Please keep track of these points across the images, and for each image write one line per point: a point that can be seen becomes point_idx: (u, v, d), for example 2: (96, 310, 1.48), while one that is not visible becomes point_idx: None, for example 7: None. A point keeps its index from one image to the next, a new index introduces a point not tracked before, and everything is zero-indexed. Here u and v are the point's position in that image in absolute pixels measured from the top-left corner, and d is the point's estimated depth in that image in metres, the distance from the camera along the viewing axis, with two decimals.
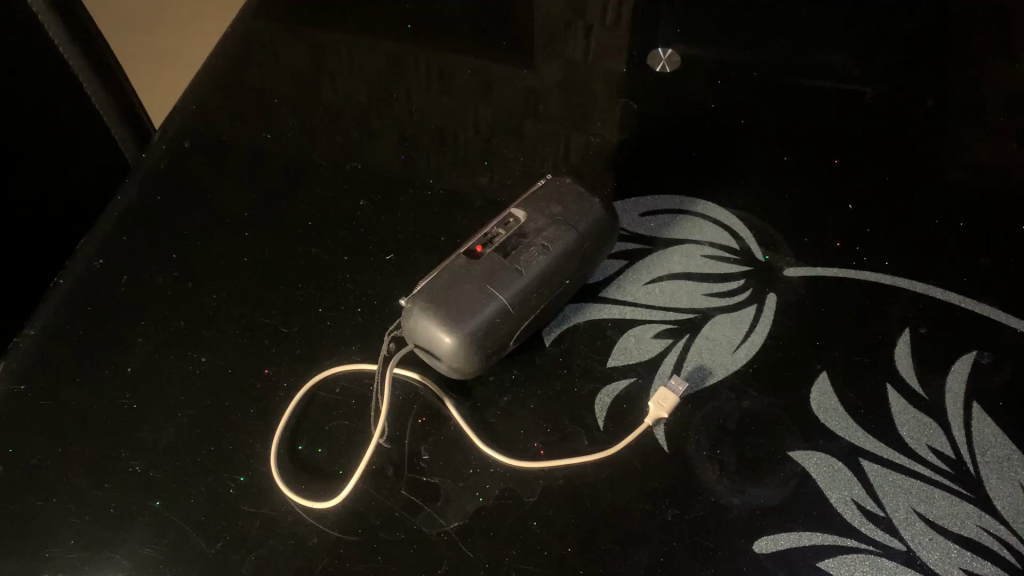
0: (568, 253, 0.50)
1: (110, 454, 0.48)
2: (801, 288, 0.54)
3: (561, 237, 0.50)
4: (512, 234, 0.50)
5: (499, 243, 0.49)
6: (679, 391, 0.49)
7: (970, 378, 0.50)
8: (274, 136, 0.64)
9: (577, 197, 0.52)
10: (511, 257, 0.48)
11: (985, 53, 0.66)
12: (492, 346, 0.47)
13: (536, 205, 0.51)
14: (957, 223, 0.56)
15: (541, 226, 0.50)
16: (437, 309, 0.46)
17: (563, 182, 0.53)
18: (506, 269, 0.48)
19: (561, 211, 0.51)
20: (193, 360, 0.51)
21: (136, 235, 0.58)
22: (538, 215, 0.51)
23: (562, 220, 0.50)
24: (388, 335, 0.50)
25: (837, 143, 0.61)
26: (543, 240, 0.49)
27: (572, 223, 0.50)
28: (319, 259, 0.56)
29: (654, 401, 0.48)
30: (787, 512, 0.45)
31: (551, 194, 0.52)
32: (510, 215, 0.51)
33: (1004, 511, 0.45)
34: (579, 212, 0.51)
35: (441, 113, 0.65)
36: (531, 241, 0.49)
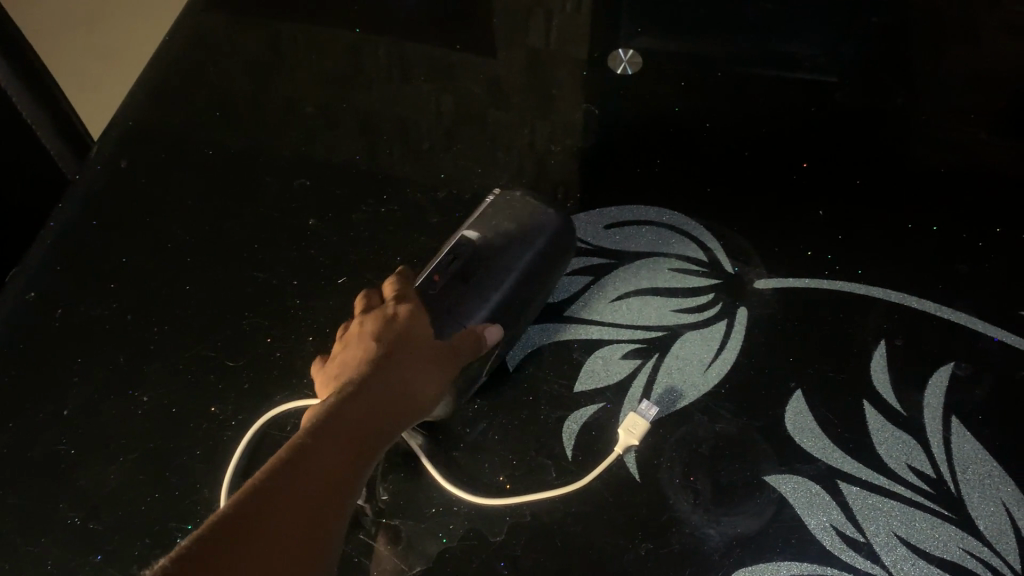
0: (531, 267, 0.47)
1: (46, 505, 0.45)
2: (772, 301, 0.52)
3: (517, 249, 0.47)
4: (469, 253, 0.47)
5: (460, 265, 0.46)
6: (650, 416, 0.47)
7: (948, 392, 0.48)
8: (218, 150, 0.60)
9: (531, 209, 0.49)
10: (472, 280, 0.46)
11: (960, 34, 0.63)
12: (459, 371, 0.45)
13: (490, 219, 0.49)
14: (931, 226, 0.54)
15: (498, 243, 0.47)
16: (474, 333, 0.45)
17: (516, 195, 0.51)
18: (471, 292, 0.46)
19: (517, 223, 0.48)
20: (134, 400, 0.49)
21: (71, 264, 0.54)
22: (492, 230, 0.48)
23: (520, 232, 0.48)
24: (456, 264, 0.46)
25: (807, 145, 0.58)
26: (506, 255, 0.47)
27: (530, 240, 0.48)
28: (269, 284, 0.53)
29: (624, 427, 0.46)
30: (764, 542, 0.44)
31: (504, 208, 0.49)
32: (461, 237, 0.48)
33: (986, 531, 0.44)
34: (534, 224, 0.48)
35: (393, 118, 0.61)
36: (494, 259, 0.47)
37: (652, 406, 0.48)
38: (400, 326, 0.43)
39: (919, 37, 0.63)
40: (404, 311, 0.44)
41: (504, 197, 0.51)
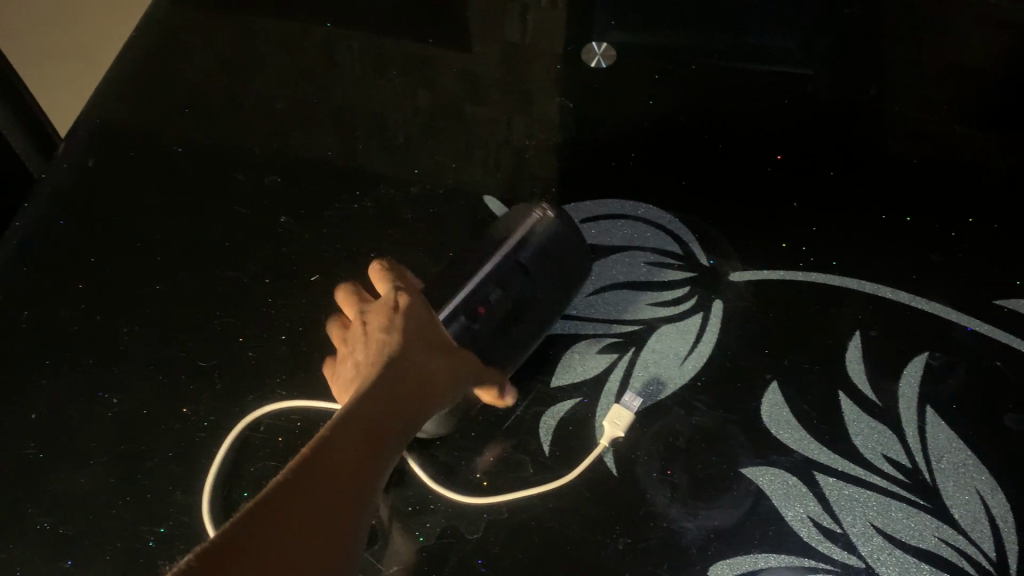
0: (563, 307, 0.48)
1: (15, 510, 0.44)
2: (747, 294, 0.52)
3: (564, 288, 0.47)
4: (522, 290, 0.45)
5: (511, 304, 0.45)
6: (633, 408, 0.47)
7: (922, 382, 0.48)
8: (188, 148, 0.59)
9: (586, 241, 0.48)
10: (510, 327, 0.45)
11: (931, 26, 0.63)
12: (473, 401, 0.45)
13: (551, 245, 0.46)
14: (904, 217, 0.54)
15: (555, 281, 0.46)
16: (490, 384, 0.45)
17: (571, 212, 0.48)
18: (516, 337, 0.45)
19: (576, 257, 0.47)
20: (104, 402, 0.48)
21: (38, 265, 0.53)
22: (552, 262, 0.46)
23: (575, 268, 0.47)
24: (497, 306, 0.44)
25: (782, 137, 0.58)
26: (556, 297, 0.46)
27: (566, 280, 0.47)
28: (241, 283, 0.52)
29: (610, 419, 0.47)
30: (741, 535, 0.44)
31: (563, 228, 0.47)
32: (517, 265, 0.45)
33: (961, 519, 0.44)
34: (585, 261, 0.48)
35: (366, 115, 0.60)
36: (545, 299, 0.46)
37: (635, 398, 0.48)
38: (421, 317, 0.40)
39: (891, 30, 0.63)
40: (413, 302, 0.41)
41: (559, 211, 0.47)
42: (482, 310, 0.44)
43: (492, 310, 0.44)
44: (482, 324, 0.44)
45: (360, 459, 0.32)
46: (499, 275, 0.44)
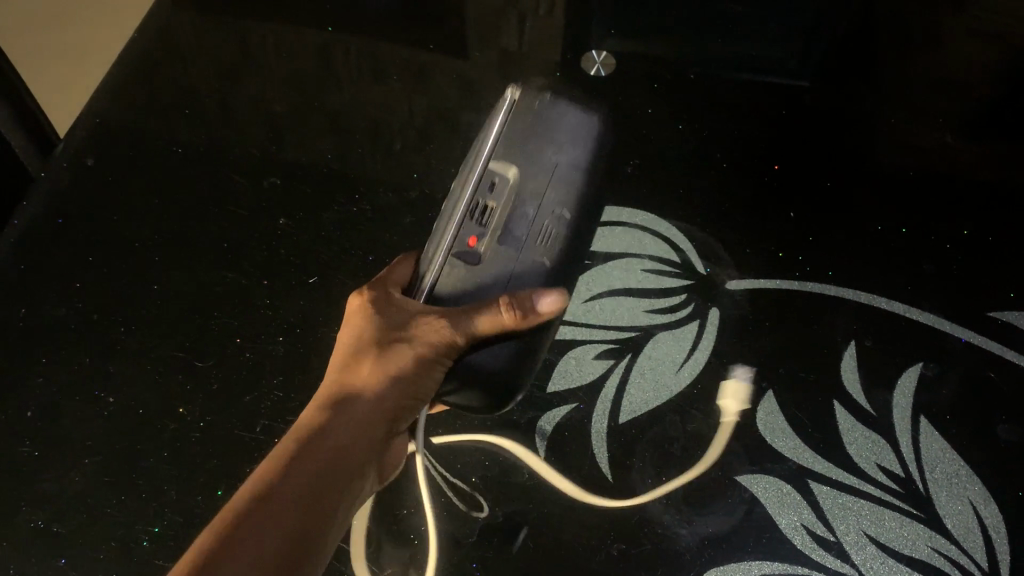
0: (585, 197, 0.49)
1: (10, 509, 0.45)
2: (744, 302, 0.52)
3: (558, 180, 0.48)
4: (516, 202, 0.47)
5: (514, 216, 0.47)
6: (749, 377, 0.49)
7: (916, 393, 0.49)
8: (185, 149, 0.59)
9: (571, 129, 0.49)
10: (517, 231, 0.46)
11: (935, 31, 0.63)
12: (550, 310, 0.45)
13: (521, 147, 0.48)
14: (900, 229, 0.55)
15: (543, 182, 0.47)
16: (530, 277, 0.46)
17: (543, 100, 0.49)
18: (538, 243, 0.47)
19: (562, 146, 0.48)
20: (100, 401, 0.48)
21: (34, 264, 0.53)
22: (528, 162, 0.47)
23: (564, 161, 0.48)
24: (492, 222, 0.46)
25: (780, 146, 0.58)
26: (558, 193, 0.48)
27: (571, 167, 0.48)
28: (238, 284, 0.52)
29: (727, 393, 0.48)
30: (736, 542, 0.44)
31: (528, 126, 0.48)
32: (492, 180, 0.47)
33: (953, 529, 0.45)
34: (576, 151, 0.48)
35: (365, 118, 0.60)
36: (549, 200, 0.47)
37: (745, 367, 0.49)
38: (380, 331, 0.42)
39: (894, 37, 0.63)
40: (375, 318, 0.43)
41: (520, 108, 0.49)
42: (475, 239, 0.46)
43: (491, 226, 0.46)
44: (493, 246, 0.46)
45: (295, 505, 0.35)
46: (481, 196, 0.47)
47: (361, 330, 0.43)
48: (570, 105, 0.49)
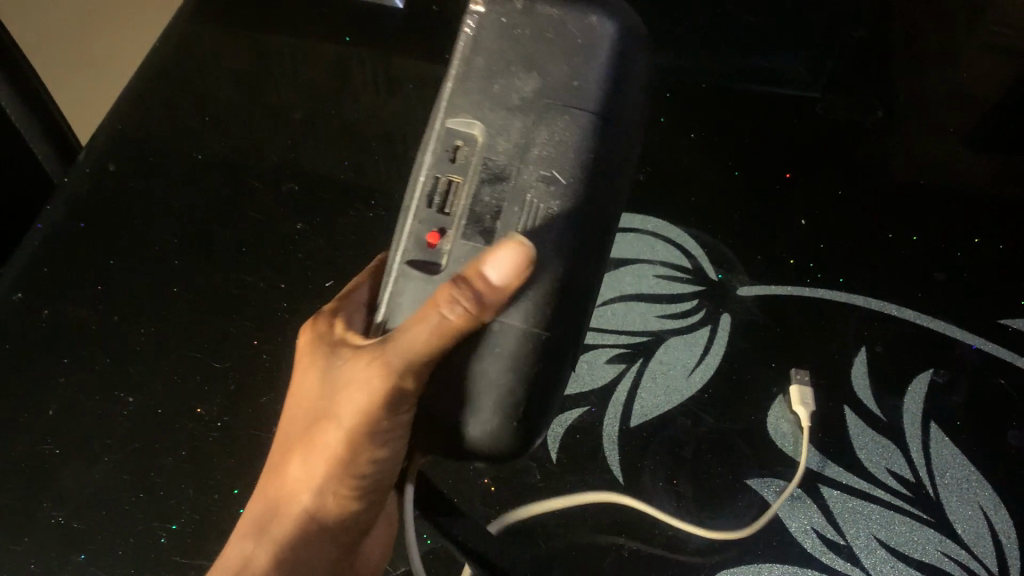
0: (582, 140, 0.38)
1: (31, 503, 0.46)
2: (755, 308, 0.52)
3: (542, 121, 0.39)
4: (487, 167, 0.39)
5: (485, 188, 0.39)
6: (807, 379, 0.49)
7: (926, 399, 0.49)
8: (204, 155, 0.60)
9: (549, 48, 0.39)
10: (496, 213, 0.39)
11: (953, 39, 0.63)
12: (544, 320, 0.37)
13: (485, 95, 0.40)
14: (911, 237, 0.55)
15: (515, 134, 0.39)
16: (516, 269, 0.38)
17: (512, 7, 0.40)
18: (519, 219, 0.38)
19: (538, 77, 0.39)
20: (119, 401, 0.49)
21: (55, 266, 0.55)
22: (495, 109, 0.39)
23: (541, 94, 0.39)
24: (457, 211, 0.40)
25: (792, 154, 0.59)
26: (541, 146, 0.39)
27: (561, 104, 0.39)
28: (255, 288, 0.53)
29: (802, 398, 0.48)
30: (746, 545, 0.45)
31: (491, 57, 0.40)
32: (453, 146, 0.40)
33: (964, 534, 0.45)
34: (557, 77, 0.39)
35: (383, 121, 0.60)
36: (528, 158, 0.39)
37: (801, 369, 0.50)
38: (317, 393, 0.40)
39: (912, 45, 0.63)
40: (316, 376, 0.41)
41: (483, 28, 0.40)
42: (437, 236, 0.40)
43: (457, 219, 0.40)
44: (462, 237, 0.39)
45: None
46: (446, 170, 0.40)
47: (307, 386, 0.41)
48: (543, 7, 0.40)
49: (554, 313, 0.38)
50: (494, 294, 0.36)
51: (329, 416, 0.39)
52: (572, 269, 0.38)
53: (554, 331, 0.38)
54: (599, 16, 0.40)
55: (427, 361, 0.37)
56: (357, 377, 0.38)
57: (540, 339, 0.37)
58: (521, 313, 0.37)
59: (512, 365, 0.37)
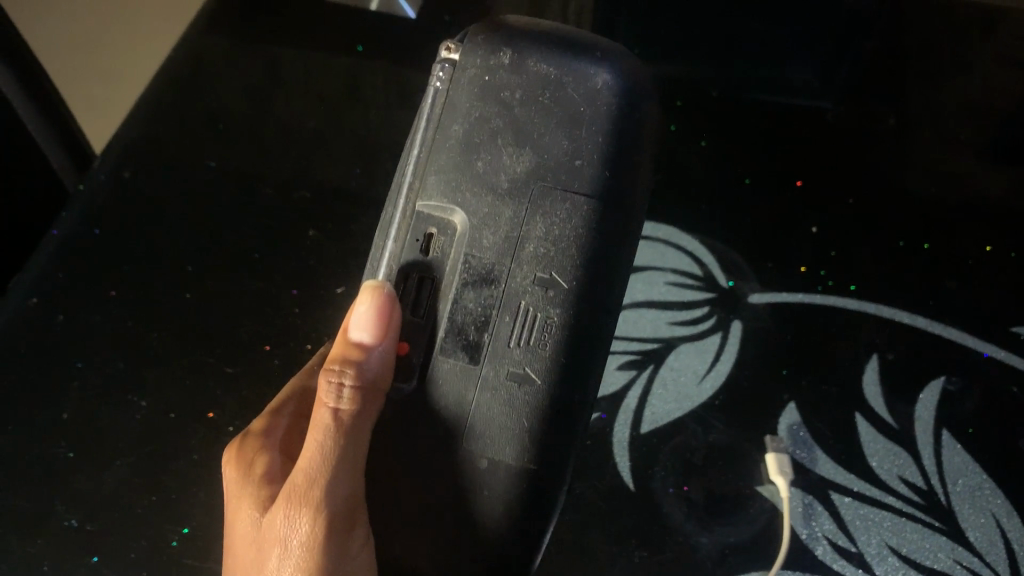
0: (582, 232, 0.37)
1: (45, 506, 0.47)
2: (766, 315, 0.52)
3: (538, 211, 0.37)
4: (471, 266, 0.37)
5: (468, 293, 0.37)
6: (781, 448, 0.48)
7: (938, 406, 0.49)
8: (217, 161, 0.60)
9: (543, 120, 0.38)
10: (478, 324, 0.37)
11: (964, 52, 0.63)
12: (534, 453, 0.37)
13: (467, 181, 0.38)
14: (922, 245, 0.55)
15: (505, 226, 0.37)
16: (500, 395, 0.37)
17: (498, 65, 0.38)
18: (510, 330, 0.37)
19: (530, 156, 0.38)
20: (132, 404, 0.50)
21: (69, 271, 0.55)
22: (480, 195, 0.38)
23: (534, 177, 0.37)
24: (428, 325, 0.38)
25: (803, 162, 0.58)
26: (535, 242, 0.37)
27: (557, 190, 0.37)
28: (266, 294, 0.54)
29: (777, 468, 0.46)
30: (758, 552, 0.46)
31: (471, 134, 0.38)
32: (426, 233, 0.38)
33: (975, 542, 0.46)
34: (553, 155, 0.38)
35: (395, 131, 0.61)
36: (520, 257, 0.37)
37: (777, 438, 0.48)
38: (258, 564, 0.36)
39: (923, 55, 0.63)
40: (252, 541, 0.37)
41: (460, 87, 0.39)
42: (407, 346, 0.38)
43: (431, 338, 0.38)
44: (442, 351, 0.37)
45: None
46: (418, 260, 0.38)
47: (243, 547, 0.37)
48: (536, 67, 0.38)
49: (548, 438, 0.37)
50: (368, 354, 0.36)
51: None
52: (569, 384, 0.38)
53: (547, 462, 0.37)
54: (600, 79, 0.38)
55: (346, 478, 0.35)
56: (280, 529, 0.35)
57: (531, 471, 0.37)
58: (513, 447, 0.37)
59: (504, 499, 0.37)
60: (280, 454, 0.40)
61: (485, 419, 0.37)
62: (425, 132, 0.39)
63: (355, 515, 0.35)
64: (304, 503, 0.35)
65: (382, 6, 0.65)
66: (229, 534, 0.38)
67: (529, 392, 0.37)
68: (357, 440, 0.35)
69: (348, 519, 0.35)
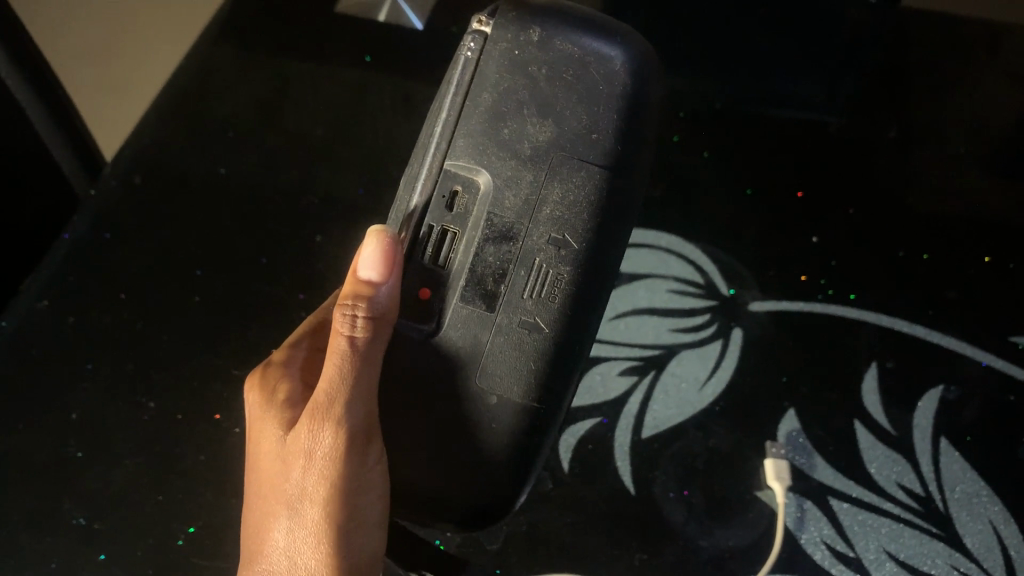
0: (597, 199, 0.38)
1: (55, 505, 0.48)
2: (767, 322, 0.53)
3: (558, 176, 0.38)
4: (492, 223, 0.38)
5: (488, 247, 0.38)
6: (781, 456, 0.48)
7: (937, 414, 0.50)
8: (227, 168, 0.61)
9: (567, 92, 0.38)
10: (496, 274, 0.38)
11: (966, 68, 0.64)
12: (538, 396, 0.38)
13: (493, 143, 0.38)
14: (922, 255, 0.55)
15: (526, 188, 0.38)
16: (511, 337, 0.38)
17: (527, 39, 0.38)
18: (525, 283, 0.38)
19: (553, 124, 0.38)
20: (139, 405, 0.51)
21: (79, 273, 0.56)
22: (504, 159, 0.38)
23: (555, 145, 0.38)
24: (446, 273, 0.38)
25: (805, 173, 0.59)
26: (552, 204, 0.38)
27: (577, 157, 0.38)
28: (274, 299, 0.55)
29: (775, 476, 0.47)
30: (758, 557, 0.47)
31: (500, 100, 0.38)
32: (452, 191, 0.38)
33: (973, 548, 0.47)
34: (575, 125, 0.38)
35: (403, 141, 0.62)
36: (538, 217, 0.38)
37: (778, 446, 0.49)
38: (279, 471, 0.37)
39: (926, 71, 0.63)
40: (275, 452, 0.38)
41: (490, 58, 0.38)
42: (427, 292, 0.38)
43: (449, 284, 0.38)
44: (460, 299, 0.38)
45: None
46: (440, 216, 0.38)
47: (266, 461, 0.38)
48: (561, 42, 0.38)
49: (552, 384, 0.39)
50: (376, 290, 0.36)
51: (293, 491, 0.37)
52: (574, 335, 0.39)
53: (548, 406, 0.39)
54: (619, 57, 0.39)
55: (363, 396, 0.35)
56: (302, 442, 0.36)
57: (534, 413, 0.38)
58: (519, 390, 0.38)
59: (508, 436, 0.38)
60: (299, 378, 0.40)
61: (496, 362, 0.38)
62: (453, 96, 0.38)
63: (372, 430, 0.36)
64: (324, 420, 0.35)
65: (391, 18, 0.66)
66: (253, 452, 0.39)
67: (538, 340, 0.38)
68: (370, 366, 0.36)
69: (366, 434, 0.36)
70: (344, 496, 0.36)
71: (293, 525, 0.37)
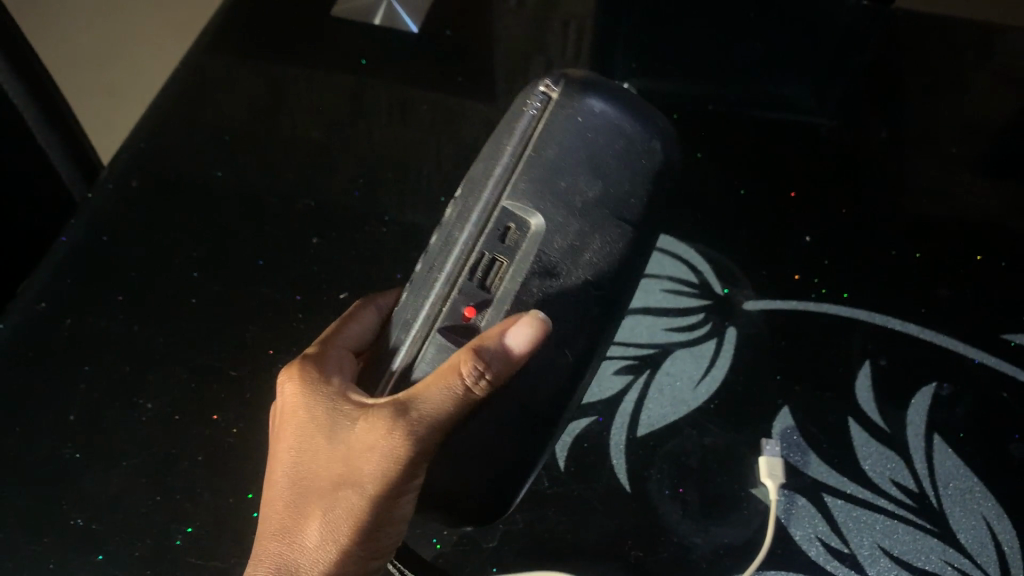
0: (625, 256, 0.42)
1: (52, 505, 0.48)
2: (760, 321, 0.53)
3: (599, 228, 0.41)
4: (540, 260, 0.40)
5: (534, 280, 0.40)
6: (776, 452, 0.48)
7: (930, 410, 0.50)
8: (223, 172, 0.61)
9: (616, 160, 0.42)
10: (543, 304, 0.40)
11: (953, 72, 0.65)
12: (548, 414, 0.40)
13: (548, 189, 0.41)
14: (914, 254, 0.56)
15: (571, 233, 0.40)
16: (543, 363, 0.40)
17: (588, 110, 0.42)
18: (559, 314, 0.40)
19: (601, 185, 0.41)
20: (138, 408, 0.51)
21: (78, 277, 0.56)
22: (557, 206, 0.40)
23: (600, 202, 0.41)
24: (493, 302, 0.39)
25: (798, 174, 0.59)
26: (591, 251, 0.41)
27: (614, 213, 0.42)
28: (271, 300, 0.55)
29: (767, 472, 0.47)
30: (751, 553, 0.46)
31: (559, 155, 0.41)
32: (506, 227, 0.40)
33: (968, 544, 0.46)
34: (620, 188, 0.42)
35: (397, 143, 0.62)
36: (579, 259, 0.41)
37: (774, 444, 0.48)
38: (330, 458, 0.36)
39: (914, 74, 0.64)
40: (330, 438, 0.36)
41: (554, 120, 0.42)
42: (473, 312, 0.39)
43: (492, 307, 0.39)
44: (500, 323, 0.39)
45: None
46: (493, 246, 0.40)
47: (308, 450, 0.37)
48: (616, 119, 0.43)
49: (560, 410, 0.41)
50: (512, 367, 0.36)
51: (342, 475, 0.36)
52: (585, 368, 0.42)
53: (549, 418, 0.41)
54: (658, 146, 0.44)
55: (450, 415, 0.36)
56: (373, 437, 0.35)
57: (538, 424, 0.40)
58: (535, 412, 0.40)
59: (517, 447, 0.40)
60: (340, 371, 0.40)
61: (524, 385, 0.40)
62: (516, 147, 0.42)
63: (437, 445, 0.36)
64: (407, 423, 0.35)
65: (386, 21, 0.68)
66: (288, 438, 0.38)
67: (563, 370, 0.41)
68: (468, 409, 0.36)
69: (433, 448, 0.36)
70: (388, 499, 0.36)
71: (333, 509, 0.36)
